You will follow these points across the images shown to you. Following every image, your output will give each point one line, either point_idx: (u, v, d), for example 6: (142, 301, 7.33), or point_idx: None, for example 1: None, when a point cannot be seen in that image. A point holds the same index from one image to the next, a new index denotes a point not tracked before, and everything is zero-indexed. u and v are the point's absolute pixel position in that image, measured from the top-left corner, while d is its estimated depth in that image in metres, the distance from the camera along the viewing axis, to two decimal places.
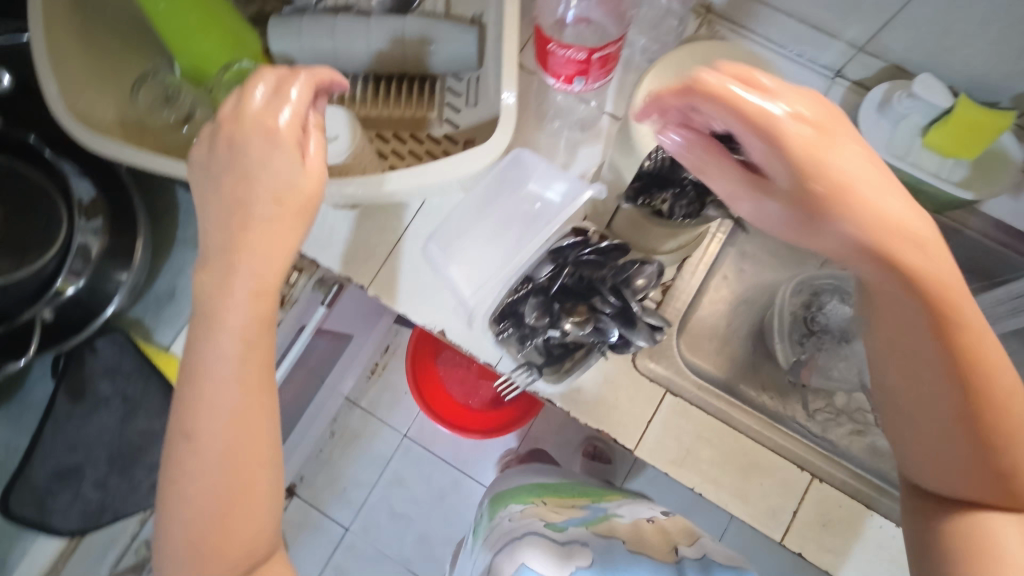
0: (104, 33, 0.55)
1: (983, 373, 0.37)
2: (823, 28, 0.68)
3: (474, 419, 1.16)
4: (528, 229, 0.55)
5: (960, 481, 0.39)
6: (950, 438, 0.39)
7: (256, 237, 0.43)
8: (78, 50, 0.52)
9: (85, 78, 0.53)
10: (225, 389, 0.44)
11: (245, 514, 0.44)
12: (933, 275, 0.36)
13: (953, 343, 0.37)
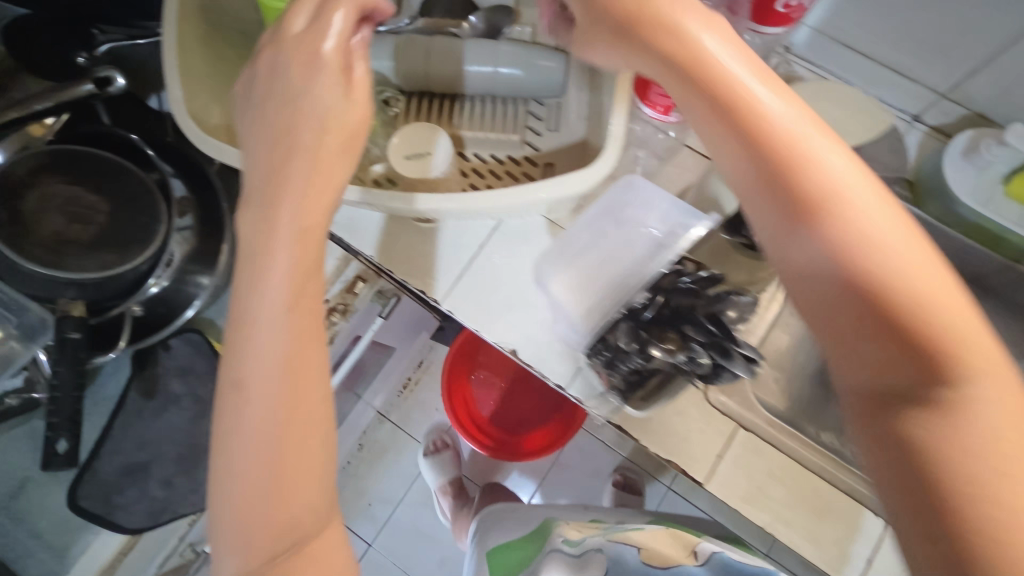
0: (221, 43, 0.57)
1: (866, 258, 0.31)
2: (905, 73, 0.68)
3: (515, 432, 1.14)
4: (640, 256, 0.56)
5: (904, 414, 0.29)
6: (863, 345, 0.31)
7: (300, 165, 0.39)
8: (199, 58, 0.54)
9: (207, 86, 0.55)
10: (270, 350, 0.37)
11: (286, 507, 0.36)
12: (818, 158, 0.33)
13: (861, 237, 0.31)
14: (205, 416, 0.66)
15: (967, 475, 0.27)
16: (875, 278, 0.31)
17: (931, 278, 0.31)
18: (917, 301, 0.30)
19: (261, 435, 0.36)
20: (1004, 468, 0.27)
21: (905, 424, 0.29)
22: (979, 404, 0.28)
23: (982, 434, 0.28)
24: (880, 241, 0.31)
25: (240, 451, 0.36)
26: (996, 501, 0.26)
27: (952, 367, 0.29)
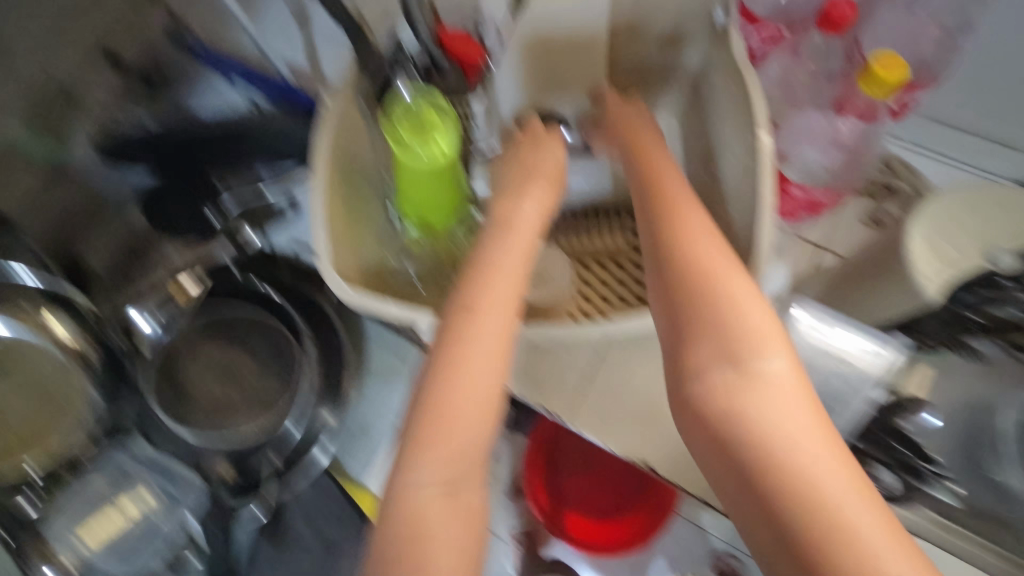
0: (353, 193, 0.58)
1: (694, 296, 0.44)
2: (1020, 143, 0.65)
3: (597, 535, 0.77)
4: (837, 395, 0.48)
5: (722, 394, 0.43)
6: (707, 352, 0.44)
7: (525, 191, 0.52)
8: (340, 212, 0.55)
9: (347, 240, 0.56)
10: (501, 297, 0.45)
11: (469, 420, 0.42)
12: (686, 234, 0.47)
13: (709, 282, 0.44)
14: (332, 556, 0.66)
15: (763, 428, 0.41)
16: (713, 311, 0.44)
17: (752, 316, 0.43)
18: (733, 325, 0.43)
19: (472, 355, 0.43)
20: (776, 422, 0.40)
21: (740, 400, 0.42)
22: (772, 389, 0.42)
23: (771, 403, 0.41)
24: (714, 283, 0.44)
25: (457, 360, 0.43)
26: (789, 442, 0.40)
27: (745, 360, 0.43)
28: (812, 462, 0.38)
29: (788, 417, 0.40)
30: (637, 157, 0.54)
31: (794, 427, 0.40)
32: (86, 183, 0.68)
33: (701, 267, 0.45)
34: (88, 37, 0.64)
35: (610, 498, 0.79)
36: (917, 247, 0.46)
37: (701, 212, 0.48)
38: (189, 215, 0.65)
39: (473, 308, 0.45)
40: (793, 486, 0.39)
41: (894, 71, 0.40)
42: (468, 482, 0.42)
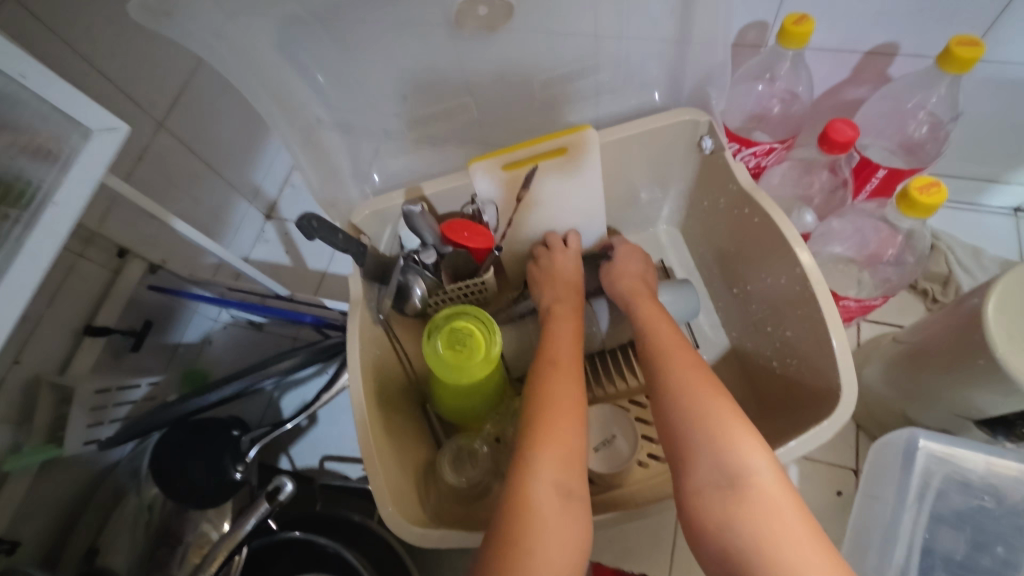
0: (393, 411, 0.55)
1: (675, 403, 0.40)
2: (1009, 181, 0.67)
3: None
4: (979, 515, 0.44)
5: (719, 523, 0.35)
6: (704, 470, 0.37)
7: (559, 309, 0.54)
8: (386, 439, 0.51)
9: (398, 466, 0.51)
10: (569, 358, 0.47)
11: (569, 435, 0.41)
12: (674, 358, 0.44)
13: (693, 403, 0.39)
14: None
15: (760, 539, 0.33)
16: (698, 429, 0.38)
17: (728, 415, 0.38)
18: (724, 441, 0.37)
19: (550, 391, 0.44)
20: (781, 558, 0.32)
21: (738, 525, 0.34)
22: (768, 513, 0.34)
23: (775, 533, 0.33)
24: (698, 402, 0.39)
25: (550, 399, 0.43)
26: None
27: (735, 474, 0.36)
28: None
29: (792, 548, 0.32)
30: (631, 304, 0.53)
31: (800, 562, 0.32)
32: (85, 468, 0.62)
33: (668, 371, 0.43)
34: (73, 317, 0.59)
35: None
36: (1002, 341, 0.43)
37: (691, 348, 0.45)
38: (211, 476, 0.59)
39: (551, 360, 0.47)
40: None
41: (932, 196, 0.40)
42: (579, 493, 0.39)
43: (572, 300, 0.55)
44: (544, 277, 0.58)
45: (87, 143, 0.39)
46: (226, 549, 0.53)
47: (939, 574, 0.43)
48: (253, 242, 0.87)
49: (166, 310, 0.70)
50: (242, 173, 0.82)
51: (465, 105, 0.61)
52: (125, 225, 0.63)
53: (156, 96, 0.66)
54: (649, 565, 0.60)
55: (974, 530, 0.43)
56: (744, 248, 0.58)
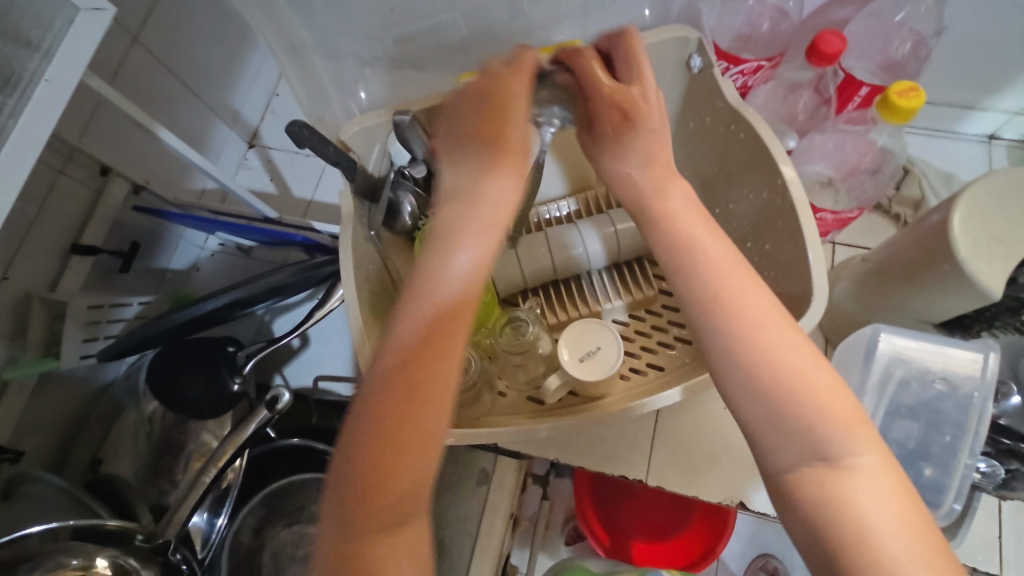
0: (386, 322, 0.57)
1: (763, 362, 0.33)
2: (986, 109, 0.69)
3: (655, 559, 0.80)
4: (933, 405, 0.47)
5: (813, 506, 0.31)
6: (794, 447, 0.32)
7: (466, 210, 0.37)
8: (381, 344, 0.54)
9: None
10: (435, 349, 0.34)
11: (424, 468, 0.33)
12: (743, 302, 0.34)
13: (790, 363, 0.33)
14: None
15: (861, 521, 0.30)
16: (795, 406, 0.32)
17: (823, 386, 0.33)
18: (822, 418, 0.32)
19: (416, 409, 0.33)
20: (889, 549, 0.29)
21: (833, 510, 0.30)
22: (873, 498, 0.30)
23: (878, 514, 0.29)
24: (776, 367, 0.33)
25: (417, 422, 0.33)
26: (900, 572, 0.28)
27: (830, 456, 0.31)
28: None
29: (903, 536, 0.29)
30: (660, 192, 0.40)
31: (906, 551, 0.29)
32: (82, 387, 0.64)
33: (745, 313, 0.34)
34: (60, 235, 0.59)
35: (668, 516, 0.83)
36: (965, 245, 0.45)
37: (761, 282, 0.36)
38: (210, 390, 0.61)
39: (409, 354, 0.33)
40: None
41: (910, 100, 0.43)
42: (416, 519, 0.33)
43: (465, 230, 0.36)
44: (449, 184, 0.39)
45: (72, 24, 0.39)
46: (230, 450, 0.54)
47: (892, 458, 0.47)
48: (236, 168, 0.85)
49: (151, 233, 0.70)
50: (220, 96, 0.80)
51: (453, 21, 0.60)
52: (104, 140, 0.62)
53: (129, 6, 0.63)
54: (627, 467, 0.64)
55: (928, 416, 0.47)
56: (727, 166, 0.60)
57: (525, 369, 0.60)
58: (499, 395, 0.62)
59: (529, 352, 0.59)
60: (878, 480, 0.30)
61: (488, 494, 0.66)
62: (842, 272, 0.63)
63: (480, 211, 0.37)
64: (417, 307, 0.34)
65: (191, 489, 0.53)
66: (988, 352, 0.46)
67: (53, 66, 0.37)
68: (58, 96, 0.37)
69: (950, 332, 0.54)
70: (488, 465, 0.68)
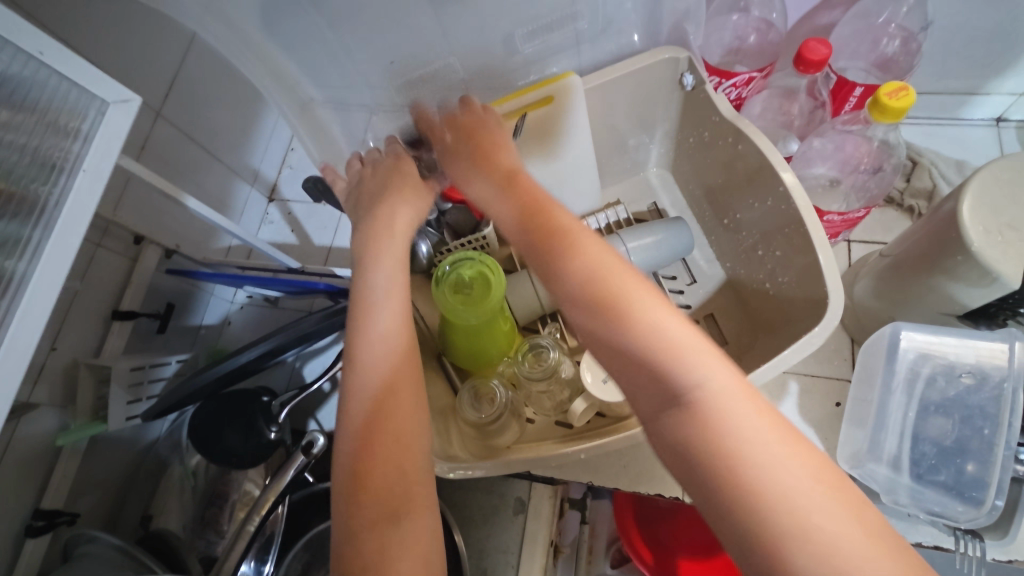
0: None
1: (613, 302, 0.36)
2: (988, 93, 0.68)
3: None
4: (967, 403, 0.47)
5: (683, 424, 0.32)
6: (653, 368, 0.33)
7: (374, 248, 0.50)
8: None
9: None
10: (370, 362, 0.44)
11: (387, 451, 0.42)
12: (588, 258, 0.39)
13: (637, 302, 0.36)
14: None
15: (724, 431, 0.31)
16: (645, 337, 0.34)
17: (669, 319, 0.35)
18: (672, 345, 0.33)
19: (360, 422, 0.43)
20: (754, 459, 0.30)
21: (700, 436, 0.31)
22: (737, 412, 0.31)
23: (757, 435, 0.31)
24: (637, 306, 0.35)
25: (373, 432, 0.42)
26: (766, 480, 0.29)
27: (692, 390, 0.32)
28: (775, 479, 0.29)
29: (767, 446, 0.30)
30: (508, 180, 0.49)
31: (766, 451, 0.30)
32: (129, 447, 0.67)
33: (598, 268, 0.38)
34: (100, 304, 0.63)
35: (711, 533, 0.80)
36: (977, 236, 0.45)
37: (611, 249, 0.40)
38: (248, 441, 0.62)
39: (355, 387, 0.44)
40: (775, 534, 0.28)
41: (901, 100, 0.44)
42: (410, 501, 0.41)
43: (375, 277, 0.48)
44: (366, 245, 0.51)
45: (105, 116, 0.43)
46: (272, 497, 0.55)
47: (932, 460, 0.47)
48: (259, 224, 0.89)
49: (184, 293, 0.73)
50: (240, 157, 0.84)
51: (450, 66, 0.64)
52: (137, 212, 0.67)
53: (151, 85, 0.68)
54: (662, 485, 0.63)
55: (962, 411, 0.47)
56: (728, 177, 0.61)
57: (550, 396, 0.61)
58: (527, 422, 0.63)
59: (553, 378, 0.60)
60: (730, 396, 0.32)
61: (527, 523, 0.66)
62: (861, 271, 0.62)
63: (381, 248, 0.50)
64: (353, 352, 0.45)
65: (236, 539, 0.54)
66: (1014, 341, 0.44)
67: (91, 156, 0.41)
68: (97, 182, 0.42)
69: (976, 323, 0.53)
70: (524, 494, 0.68)
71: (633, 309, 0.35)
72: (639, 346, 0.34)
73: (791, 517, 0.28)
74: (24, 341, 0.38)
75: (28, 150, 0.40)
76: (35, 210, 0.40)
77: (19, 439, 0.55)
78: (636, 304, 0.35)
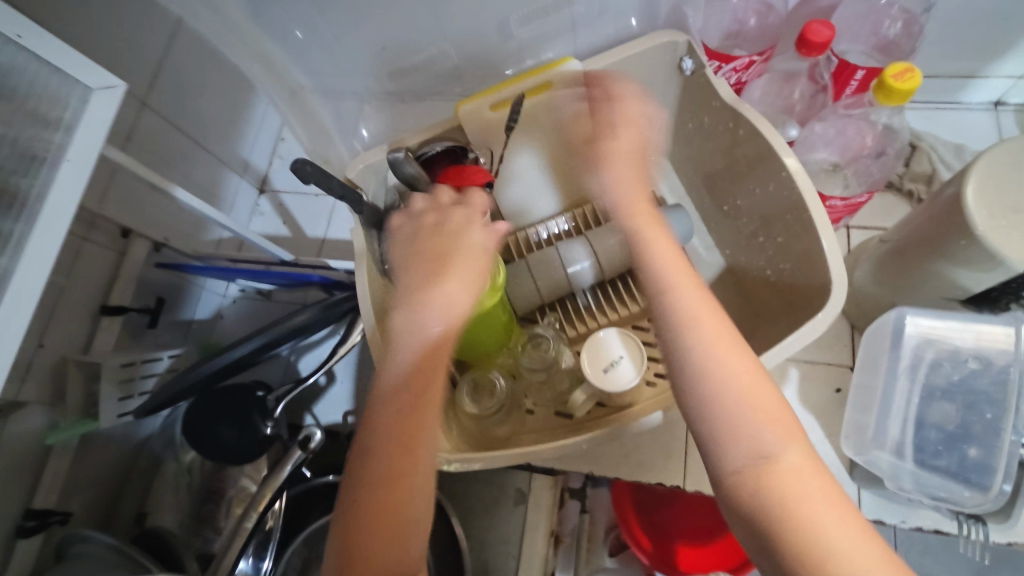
0: None
1: (698, 355, 0.38)
2: (987, 76, 0.68)
3: (700, 564, 0.78)
4: (973, 388, 0.46)
5: (754, 483, 0.35)
6: (730, 427, 0.36)
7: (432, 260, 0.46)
8: None
9: None
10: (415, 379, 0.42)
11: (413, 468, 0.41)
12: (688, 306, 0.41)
13: (722, 360, 0.38)
14: None
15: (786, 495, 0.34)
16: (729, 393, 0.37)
17: (746, 378, 0.38)
18: (749, 407, 0.37)
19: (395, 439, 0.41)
20: (813, 522, 0.33)
21: (769, 492, 0.34)
22: (797, 476, 0.34)
23: (810, 506, 0.33)
24: (720, 360, 0.38)
25: (406, 449, 0.41)
26: (823, 541, 0.32)
27: (764, 453, 0.35)
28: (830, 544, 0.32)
29: (822, 509, 0.33)
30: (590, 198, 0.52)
31: (824, 516, 0.33)
32: (123, 443, 0.66)
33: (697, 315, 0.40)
34: (87, 299, 0.61)
35: (711, 518, 0.81)
36: (982, 220, 0.44)
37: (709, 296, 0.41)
38: (245, 436, 0.62)
39: (392, 413, 0.41)
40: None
41: (907, 82, 0.43)
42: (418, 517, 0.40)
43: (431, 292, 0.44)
44: (420, 268, 0.46)
45: (88, 104, 0.41)
46: (269, 493, 0.55)
47: (936, 445, 0.46)
48: (249, 216, 0.87)
49: (174, 286, 0.72)
50: (229, 147, 0.82)
51: (445, 52, 0.62)
52: (125, 204, 0.65)
53: (136, 74, 0.66)
54: (663, 473, 0.63)
55: (968, 397, 0.47)
56: (728, 163, 0.60)
57: (550, 386, 0.61)
58: (528, 414, 0.62)
59: (554, 368, 0.59)
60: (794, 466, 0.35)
61: (527, 513, 0.66)
62: (861, 257, 0.62)
63: (446, 260, 0.46)
64: (392, 384, 0.42)
65: (234, 536, 0.53)
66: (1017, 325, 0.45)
67: (75, 146, 0.40)
68: (81, 173, 0.40)
69: (978, 308, 0.52)
70: (524, 484, 0.68)
71: (730, 361, 0.38)
72: (727, 398, 0.37)
73: (817, 570, 0.32)
74: (8, 339, 0.36)
75: (7, 141, 0.39)
76: (15, 203, 0.39)
77: (8, 439, 0.54)
78: (730, 356, 0.38)
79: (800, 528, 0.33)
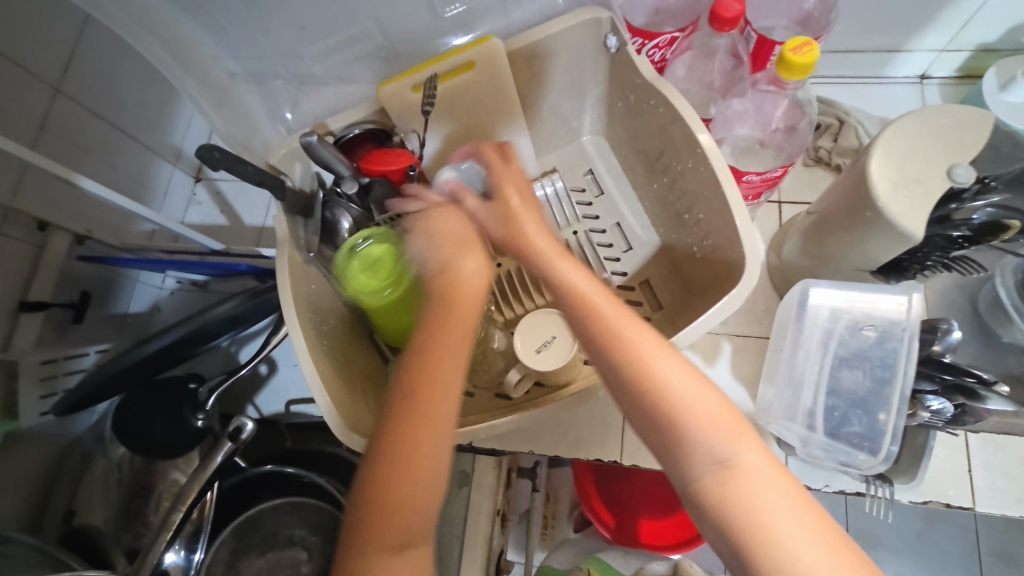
0: (336, 339, 0.57)
1: (639, 375, 0.39)
2: (911, 49, 0.69)
3: (659, 536, 0.80)
4: (881, 356, 0.47)
5: (717, 497, 0.35)
6: (697, 439, 0.37)
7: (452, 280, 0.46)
8: (333, 365, 0.53)
9: (346, 389, 0.53)
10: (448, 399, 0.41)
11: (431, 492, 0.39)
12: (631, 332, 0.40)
13: (661, 375, 0.38)
14: None
15: (748, 501, 0.34)
16: (667, 405, 0.38)
17: (688, 392, 0.38)
18: (707, 419, 0.37)
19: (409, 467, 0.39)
20: (773, 523, 0.34)
21: (732, 500, 0.35)
22: (760, 482, 0.35)
23: (776, 513, 0.34)
24: (669, 380, 0.38)
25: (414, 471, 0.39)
26: (784, 542, 0.33)
27: (722, 459, 0.36)
28: (798, 545, 0.33)
29: (784, 509, 0.34)
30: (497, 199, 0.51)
31: (789, 521, 0.33)
32: (52, 441, 0.64)
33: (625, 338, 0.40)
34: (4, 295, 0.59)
35: (668, 491, 0.82)
36: (884, 191, 0.45)
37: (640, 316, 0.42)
38: (175, 430, 0.61)
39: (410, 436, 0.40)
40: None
41: (806, 55, 0.44)
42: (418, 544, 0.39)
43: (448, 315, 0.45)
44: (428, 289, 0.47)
45: None
46: (198, 486, 0.54)
47: (844, 410, 0.48)
48: (185, 206, 0.85)
49: (104, 279, 0.69)
50: (160, 135, 0.80)
51: (369, 32, 0.61)
52: (42, 197, 0.63)
53: (48, 59, 0.64)
54: (601, 450, 0.64)
55: (867, 363, 0.48)
56: (656, 141, 0.61)
57: (484, 368, 0.61)
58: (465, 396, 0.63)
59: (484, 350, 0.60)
60: (761, 471, 0.35)
61: (471, 494, 0.67)
62: (789, 231, 0.63)
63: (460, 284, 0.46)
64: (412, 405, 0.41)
65: (159, 532, 0.53)
66: (912, 293, 0.46)
67: None
68: None
69: (888, 279, 0.54)
70: (467, 466, 0.68)
71: (677, 376, 0.38)
72: (684, 417, 0.37)
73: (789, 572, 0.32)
74: None
75: None
76: None
77: None
78: (679, 372, 0.39)
79: (765, 529, 0.34)
